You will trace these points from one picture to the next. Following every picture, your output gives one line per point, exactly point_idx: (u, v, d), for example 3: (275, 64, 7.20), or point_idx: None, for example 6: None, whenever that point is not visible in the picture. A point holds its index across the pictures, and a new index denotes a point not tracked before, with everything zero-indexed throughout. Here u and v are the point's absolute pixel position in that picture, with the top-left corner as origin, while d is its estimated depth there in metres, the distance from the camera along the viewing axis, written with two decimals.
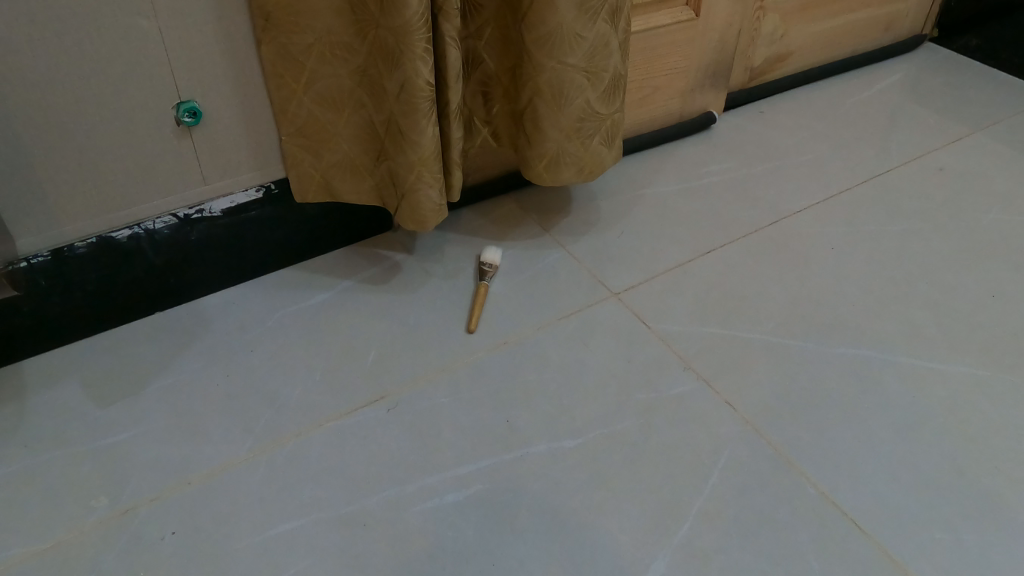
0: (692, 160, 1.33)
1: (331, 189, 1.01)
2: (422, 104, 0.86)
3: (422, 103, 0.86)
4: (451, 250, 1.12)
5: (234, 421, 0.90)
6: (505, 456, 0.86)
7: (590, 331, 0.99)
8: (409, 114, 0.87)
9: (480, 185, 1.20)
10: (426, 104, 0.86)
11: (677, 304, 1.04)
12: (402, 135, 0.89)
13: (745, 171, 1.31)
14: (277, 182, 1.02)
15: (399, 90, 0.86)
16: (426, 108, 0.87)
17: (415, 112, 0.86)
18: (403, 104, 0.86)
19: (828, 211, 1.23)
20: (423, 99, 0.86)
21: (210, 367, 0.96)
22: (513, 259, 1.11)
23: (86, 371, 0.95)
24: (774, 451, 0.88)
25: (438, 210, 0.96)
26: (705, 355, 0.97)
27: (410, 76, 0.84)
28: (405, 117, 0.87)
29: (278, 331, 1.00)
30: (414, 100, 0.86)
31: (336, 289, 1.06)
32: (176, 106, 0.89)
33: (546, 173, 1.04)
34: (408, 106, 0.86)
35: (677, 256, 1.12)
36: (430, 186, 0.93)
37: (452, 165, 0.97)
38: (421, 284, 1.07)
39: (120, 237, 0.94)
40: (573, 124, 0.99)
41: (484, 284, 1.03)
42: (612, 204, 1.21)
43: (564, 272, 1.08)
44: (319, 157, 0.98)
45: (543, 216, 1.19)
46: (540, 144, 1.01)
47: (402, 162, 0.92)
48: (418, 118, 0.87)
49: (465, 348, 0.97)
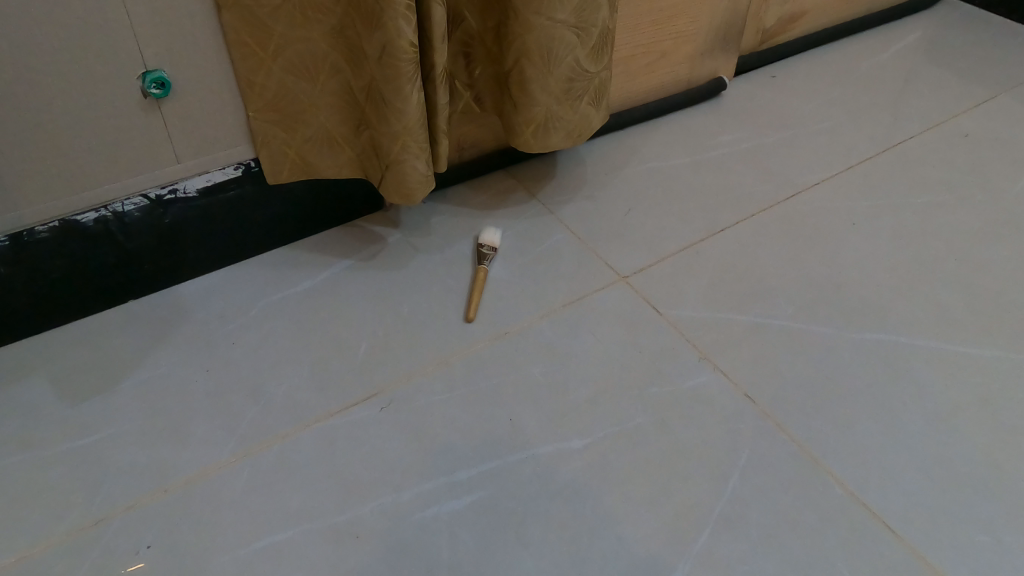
0: (701, 130, 1.24)
1: (306, 166, 0.94)
2: (406, 68, 0.78)
3: (406, 67, 0.79)
4: (446, 229, 1.04)
5: (215, 421, 0.83)
6: (509, 458, 0.79)
7: (597, 318, 0.92)
8: (392, 80, 0.79)
9: (476, 160, 1.11)
10: (411, 66, 0.79)
11: (689, 287, 0.97)
12: (384, 102, 0.82)
13: (758, 142, 1.23)
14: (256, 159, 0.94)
15: (380, 54, 0.78)
16: (410, 74, 0.79)
17: (398, 76, 0.79)
18: (386, 69, 0.79)
19: (847, 183, 1.15)
20: (407, 61, 0.78)
21: (189, 360, 0.89)
22: (514, 238, 1.03)
23: (53, 366, 0.88)
24: (796, 448, 0.82)
25: (426, 181, 0.90)
26: (722, 344, 0.91)
27: (391, 37, 0.76)
28: (387, 83, 0.80)
29: (261, 322, 0.93)
30: (399, 63, 0.78)
31: (323, 274, 0.98)
32: (141, 76, 0.81)
33: (534, 139, 0.95)
34: (392, 71, 0.78)
35: (688, 234, 1.05)
36: (417, 157, 0.86)
37: (440, 132, 0.90)
38: (414, 268, 0.99)
39: (85, 220, 0.86)
40: (561, 85, 0.90)
41: (485, 266, 0.96)
42: (618, 177, 1.13)
43: (569, 253, 1.01)
44: (292, 130, 0.90)
45: (545, 192, 1.10)
46: (526, 108, 0.92)
47: (386, 132, 0.84)
48: (403, 82, 0.79)
49: (463, 339, 0.90)
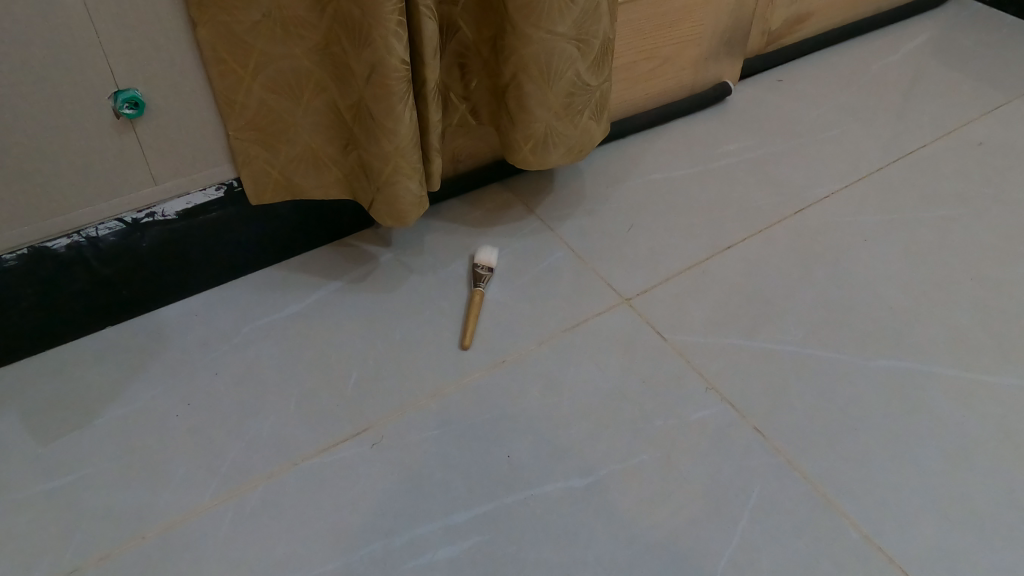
0: (705, 139, 1.20)
1: (291, 186, 0.89)
2: (397, 87, 0.75)
3: (398, 86, 0.75)
4: (440, 248, 1.00)
5: (196, 460, 0.79)
6: (506, 500, 0.75)
7: (598, 346, 0.88)
8: (382, 99, 0.75)
9: (472, 173, 1.06)
10: (402, 85, 0.75)
11: (695, 310, 0.93)
12: (374, 122, 0.78)
13: (764, 151, 1.18)
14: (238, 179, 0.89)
15: (369, 73, 0.74)
16: (402, 93, 0.75)
17: (389, 96, 0.75)
18: (375, 88, 0.75)
19: (858, 196, 1.10)
20: (398, 80, 0.74)
21: (169, 392, 0.84)
22: (511, 257, 0.98)
23: (26, 400, 0.83)
24: (809, 487, 0.78)
25: (418, 202, 0.87)
26: (730, 373, 0.86)
27: (380, 55, 0.72)
28: (377, 103, 0.76)
29: (246, 350, 0.88)
30: (389, 82, 0.74)
31: (311, 297, 0.94)
32: (112, 96, 0.76)
33: (532, 156, 0.91)
34: (381, 90, 0.75)
35: (693, 252, 1.00)
36: (409, 178, 0.83)
37: (433, 150, 0.86)
38: (407, 291, 0.94)
39: (57, 247, 0.82)
40: (561, 100, 0.85)
41: (481, 288, 0.92)
42: (620, 190, 1.09)
43: (569, 273, 0.96)
44: (277, 150, 0.86)
45: (543, 206, 1.06)
46: (525, 124, 0.87)
47: (377, 153, 0.81)
48: (393, 102, 0.76)
49: (458, 368, 0.86)
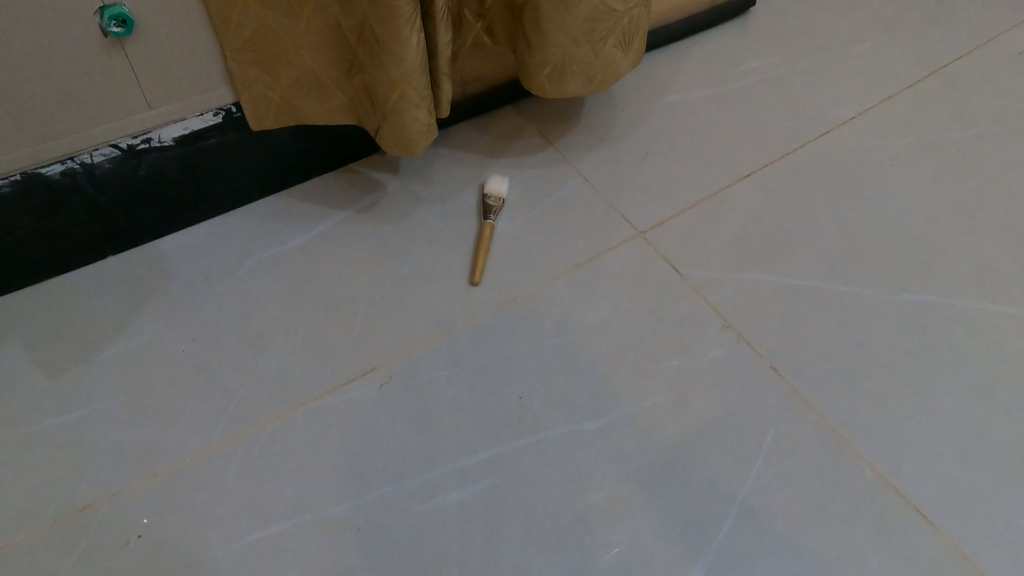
0: (726, 55, 1.13)
1: (293, 112, 0.85)
2: (404, 9, 0.69)
3: (405, 7, 0.70)
4: (448, 178, 0.96)
5: (203, 399, 0.77)
6: (518, 443, 0.74)
7: (612, 282, 0.85)
8: (388, 22, 0.70)
9: (480, 95, 1.01)
10: (409, 7, 0.70)
11: (713, 243, 0.89)
12: (378, 46, 0.73)
13: (789, 68, 1.11)
14: (237, 104, 0.83)
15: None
16: (409, 15, 0.70)
17: (395, 19, 0.70)
18: (380, 10, 0.69)
19: (887, 116, 1.04)
20: (406, 2, 0.69)
21: (174, 329, 0.82)
22: (522, 187, 0.94)
23: (28, 333, 0.81)
24: (825, 429, 0.76)
25: (427, 129, 0.83)
26: (747, 310, 0.84)
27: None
28: (382, 26, 0.71)
29: (250, 285, 0.86)
30: (393, 5, 0.69)
31: (314, 231, 0.91)
32: (98, 12, 0.69)
33: (548, 83, 0.86)
34: (386, 12, 0.69)
35: (712, 181, 0.96)
36: (417, 105, 0.79)
37: (441, 74, 0.81)
38: (415, 224, 0.91)
39: (51, 174, 0.77)
40: (581, 26, 0.80)
41: (492, 220, 0.89)
42: (636, 113, 1.03)
43: (582, 205, 0.92)
44: (277, 74, 0.81)
45: (555, 132, 1.01)
46: (541, 49, 0.83)
47: (381, 78, 0.76)
48: (399, 27, 0.71)
49: (468, 305, 0.83)
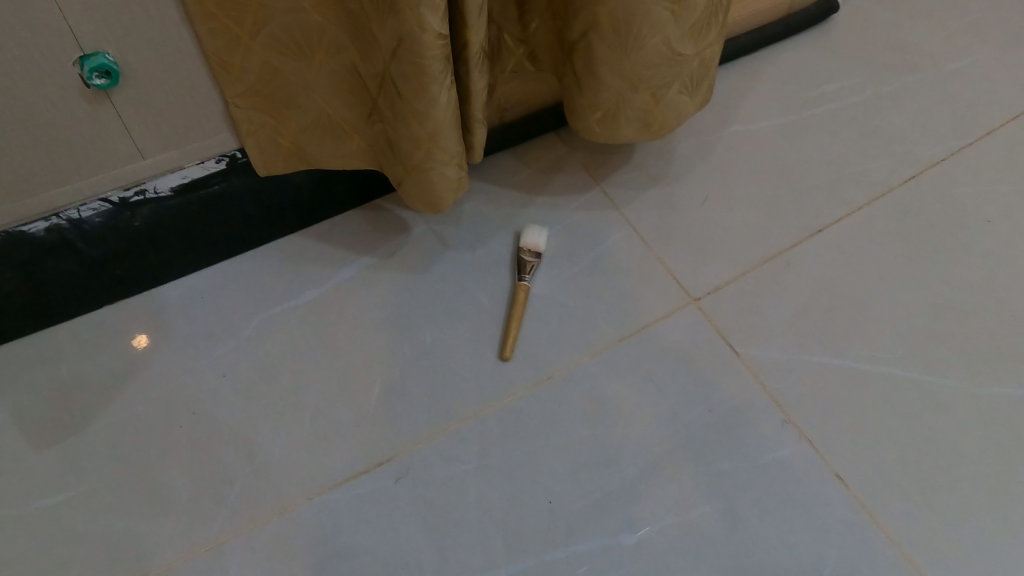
0: (800, 76, 1.00)
1: (304, 156, 0.75)
2: (434, 66, 0.57)
3: (435, 63, 0.58)
4: (480, 220, 0.86)
5: (204, 483, 0.71)
6: (545, 557, 0.67)
7: (658, 362, 0.77)
8: (413, 78, 0.58)
9: (521, 121, 0.90)
10: (439, 62, 0.57)
11: (775, 316, 0.79)
12: (401, 102, 0.62)
13: (872, 92, 0.99)
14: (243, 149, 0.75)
15: (396, 47, 0.56)
16: (440, 71, 0.58)
17: (423, 76, 0.58)
18: (404, 65, 0.57)
19: (984, 156, 0.92)
20: (435, 56, 0.57)
21: (173, 396, 0.75)
22: (562, 237, 0.84)
23: (18, 396, 0.74)
24: (893, 553, 0.67)
25: (457, 184, 0.71)
26: (810, 400, 0.74)
27: (410, 27, 0.54)
28: (406, 81, 0.59)
29: (257, 347, 0.78)
30: (421, 60, 0.56)
31: (324, 284, 0.82)
32: (78, 62, 0.60)
33: (600, 127, 0.76)
34: (412, 68, 0.57)
35: (778, 237, 0.85)
36: (445, 163, 0.67)
37: (474, 121, 0.70)
38: (439, 277, 0.82)
39: (34, 232, 0.70)
40: (642, 71, 0.68)
41: (525, 283, 0.79)
42: (695, 148, 0.93)
43: (628, 263, 0.83)
44: (286, 118, 0.70)
45: (602, 167, 0.90)
46: (594, 92, 0.72)
47: (406, 134, 0.65)
48: (427, 83, 0.59)
49: (496, 386, 0.75)
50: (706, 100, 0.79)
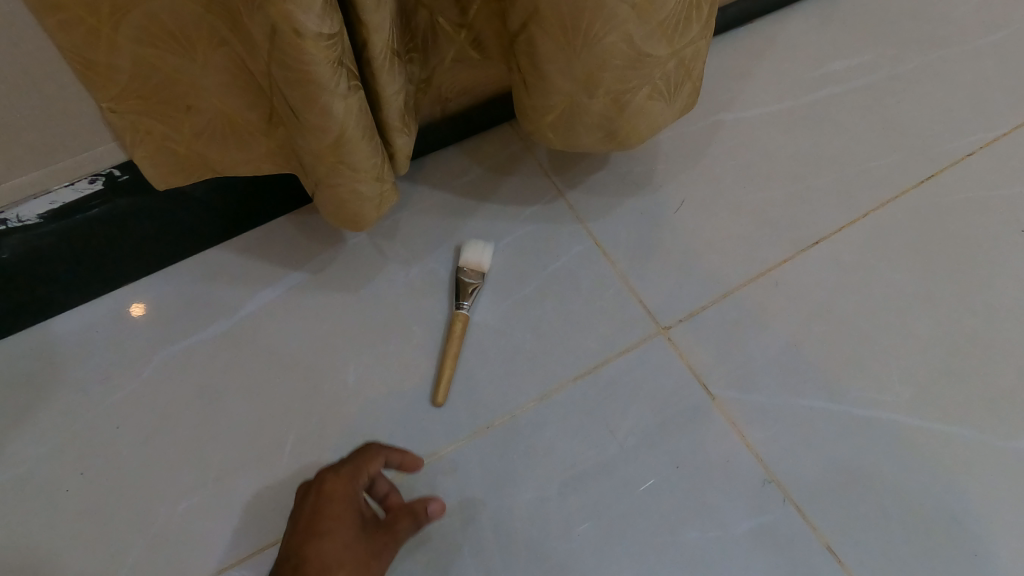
0: (802, 53, 0.87)
1: (208, 162, 0.62)
2: (321, 72, 0.45)
3: (324, 68, 0.46)
4: (419, 233, 0.75)
5: (88, 558, 0.61)
6: None
7: (620, 407, 0.65)
8: (299, 88, 0.46)
9: (467, 112, 0.77)
10: (328, 67, 0.45)
11: (761, 349, 0.67)
12: (292, 113, 0.50)
13: (884, 74, 0.85)
14: (120, 166, 0.63)
15: (269, 48, 0.44)
16: (332, 79, 0.46)
17: (310, 85, 0.46)
18: (285, 71, 0.45)
19: (1010, 154, 0.79)
20: (322, 62, 0.45)
21: (59, 452, 0.65)
22: (513, 256, 0.73)
23: None
24: None
25: (378, 200, 0.60)
26: (797, 455, 0.63)
27: (280, 27, 0.42)
28: (292, 90, 0.47)
29: (158, 389, 0.68)
30: (304, 66, 0.44)
31: (235, 312, 0.71)
32: None
33: (553, 132, 0.63)
34: (296, 75, 0.45)
35: (767, 250, 0.73)
36: (358, 180, 0.56)
37: (394, 130, 0.59)
38: (367, 303, 0.71)
39: None
40: (598, 74, 0.55)
41: (466, 309, 0.68)
42: (674, 143, 0.80)
43: (589, 285, 0.71)
44: (177, 123, 0.57)
45: (564, 169, 0.78)
46: (542, 93, 0.59)
47: (305, 147, 0.53)
48: (317, 93, 0.47)
49: (427, 438, 0.65)
50: (693, 101, 0.66)
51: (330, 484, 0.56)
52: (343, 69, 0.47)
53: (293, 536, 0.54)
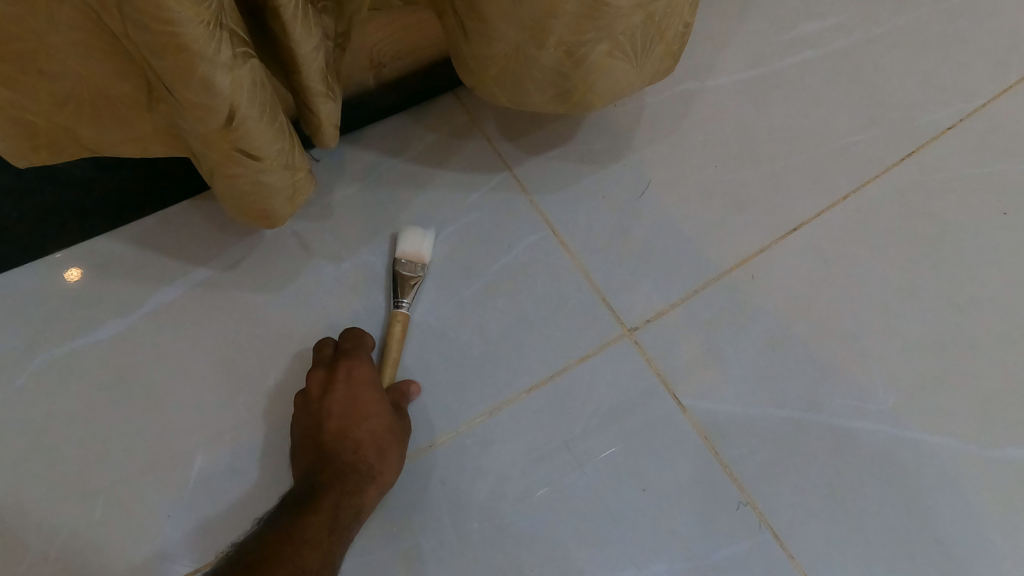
0: (777, 8, 0.78)
1: (80, 138, 0.50)
2: (192, 34, 0.35)
3: (196, 31, 0.35)
4: (349, 217, 0.65)
5: None
6: None
7: (581, 423, 0.60)
8: (168, 57, 0.36)
9: (404, 78, 0.67)
10: (201, 28, 0.35)
11: (730, 355, 0.63)
12: (165, 86, 0.39)
13: (865, 33, 0.77)
14: None
15: (119, 3, 0.34)
16: (209, 44, 0.36)
17: (181, 52, 0.36)
18: (145, 35, 0.35)
19: (997, 126, 0.73)
20: (192, 21, 0.35)
21: None
22: (459, 247, 0.65)
23: None
24: None
25: (290, 191, 0.50)
26: (769, 472, 0.60)
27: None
28: (160, 60, 0.37)
29: (46, 415, 0.58)
30: (169, 24, 0.34)
31: (134, 313, 0.61)
32: None
33: (498, 90, 0.53)
34: (160, 40, 0.35)
35: (739, 239, 0.67)
36: (263, 170, 0.46)
37: (316, 97, 0.48)
38: (293, 303, 0.63)
39: None
40: (547, 21, 0.44)
41: (405, 308, 0.60)
42: (637, 112, 0.71)
43: (546, 283, 0.64)
44: (29, 92, 0.44)
45: (515, 143, 0.69)
46: (482, 41, 0.48)
47: (187, 128, 0.43)
48: (194, 63, 0.37)
49: None
50: (670, 63, 0.54)
51: (361, 371, 0.57)
52: (224, 31, 0.37)
53: (332, 420, 0.55)
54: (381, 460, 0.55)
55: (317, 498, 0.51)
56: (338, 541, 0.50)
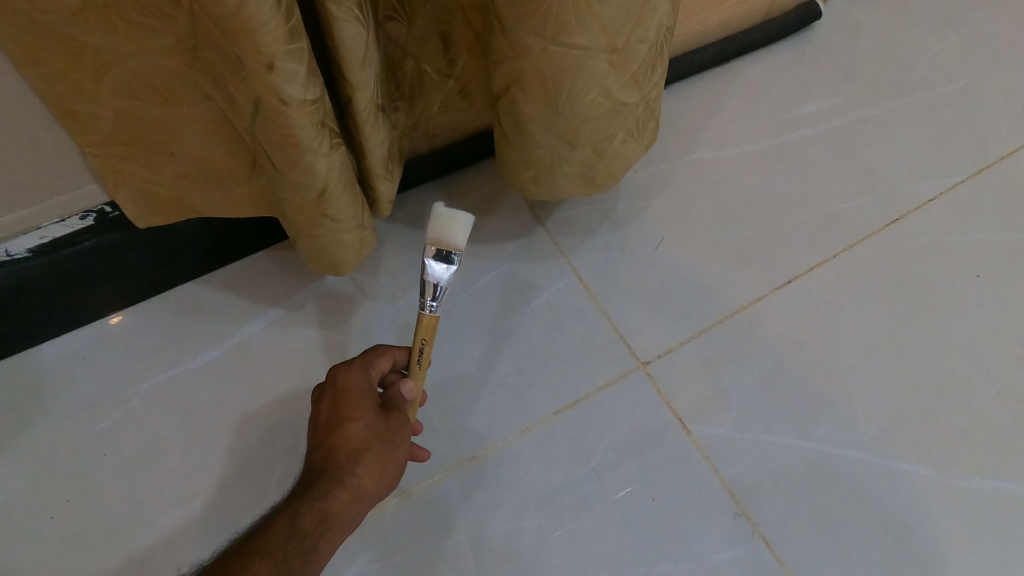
0: (777, 92, 0.89)
1: (188, 203, 0.62)
2: (304, 134, 0.47)
3: (307, 131, 0.47)
4: (405, 264, 0.77)
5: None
6: None
7: (599, 443, 0.69)
8: (283, 148, 0.47)
9: (451, 146, 0.79)
10: (312, 129, 0.47)
11: (730, 389, 0.72)
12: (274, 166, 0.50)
13: (855, 115, 0.88)
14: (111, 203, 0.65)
15: (254, 112, 0.45)
16: (315, 140, 0.48)
17: (295, 146, 0.47)
18: (269, 133, 0.46)
19: (972, 198, 0.83)
20: (307, 125, 0.46)
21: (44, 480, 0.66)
22: (497, 291, 0.76)
23: None
24: None
25: (358, 245, 0.61)
26: (761, 489, 0.68)
27: (265, 94, 0.43)
28: (277, 151, 0.48)
29: (142, 420, 0.68)
30: (290, 128, 0.46)
31: (222, 343, 0.72)
32: None
33: (533, 184, 0.64)
34: (280, 138, 0.46)
35: (741, 289, 0.77)
36: (339, 229, 0.57)
37: (377, 177, 0.60)
38: (355, 334, 0.73)
39: None
40: (579, 128, 0.56)
41: (433, 311, 0.56)
42: (652, 180, 0.83)
43: (571, 323, 0.74)
44: (158, 166, 0.56)
45: (546, 204, 0.81)
46: (524, 149, 0.59)
47: (286, 197, 0.54)
48: (302, 153, 0.48)
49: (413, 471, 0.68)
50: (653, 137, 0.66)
51: (345, 377, 0.56)
52: (326, 129, 0.49)
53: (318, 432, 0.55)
54: (357, 466, 0.53)
55: (275, 517, 0.50)
56: (297, 555, 0.49)
